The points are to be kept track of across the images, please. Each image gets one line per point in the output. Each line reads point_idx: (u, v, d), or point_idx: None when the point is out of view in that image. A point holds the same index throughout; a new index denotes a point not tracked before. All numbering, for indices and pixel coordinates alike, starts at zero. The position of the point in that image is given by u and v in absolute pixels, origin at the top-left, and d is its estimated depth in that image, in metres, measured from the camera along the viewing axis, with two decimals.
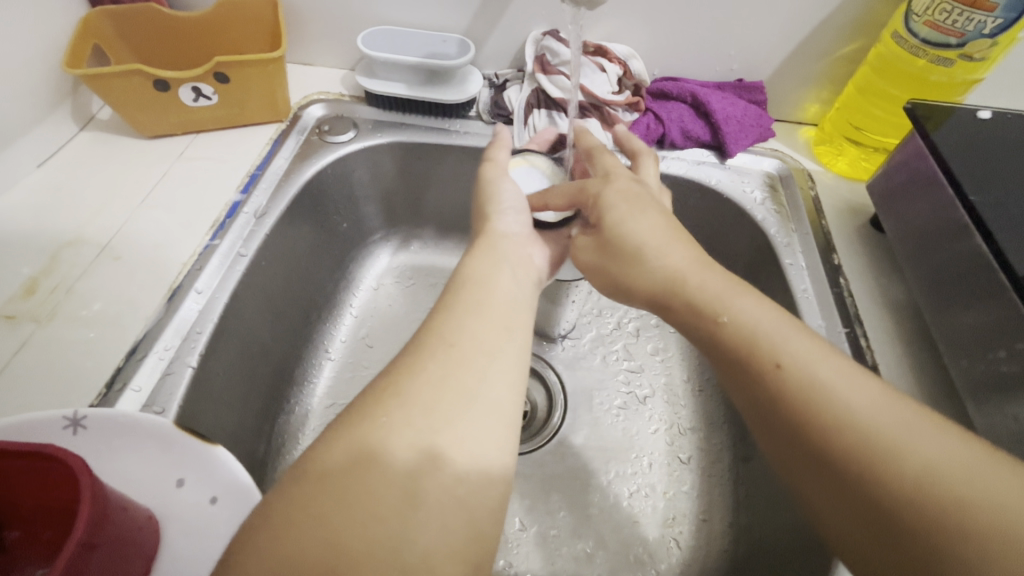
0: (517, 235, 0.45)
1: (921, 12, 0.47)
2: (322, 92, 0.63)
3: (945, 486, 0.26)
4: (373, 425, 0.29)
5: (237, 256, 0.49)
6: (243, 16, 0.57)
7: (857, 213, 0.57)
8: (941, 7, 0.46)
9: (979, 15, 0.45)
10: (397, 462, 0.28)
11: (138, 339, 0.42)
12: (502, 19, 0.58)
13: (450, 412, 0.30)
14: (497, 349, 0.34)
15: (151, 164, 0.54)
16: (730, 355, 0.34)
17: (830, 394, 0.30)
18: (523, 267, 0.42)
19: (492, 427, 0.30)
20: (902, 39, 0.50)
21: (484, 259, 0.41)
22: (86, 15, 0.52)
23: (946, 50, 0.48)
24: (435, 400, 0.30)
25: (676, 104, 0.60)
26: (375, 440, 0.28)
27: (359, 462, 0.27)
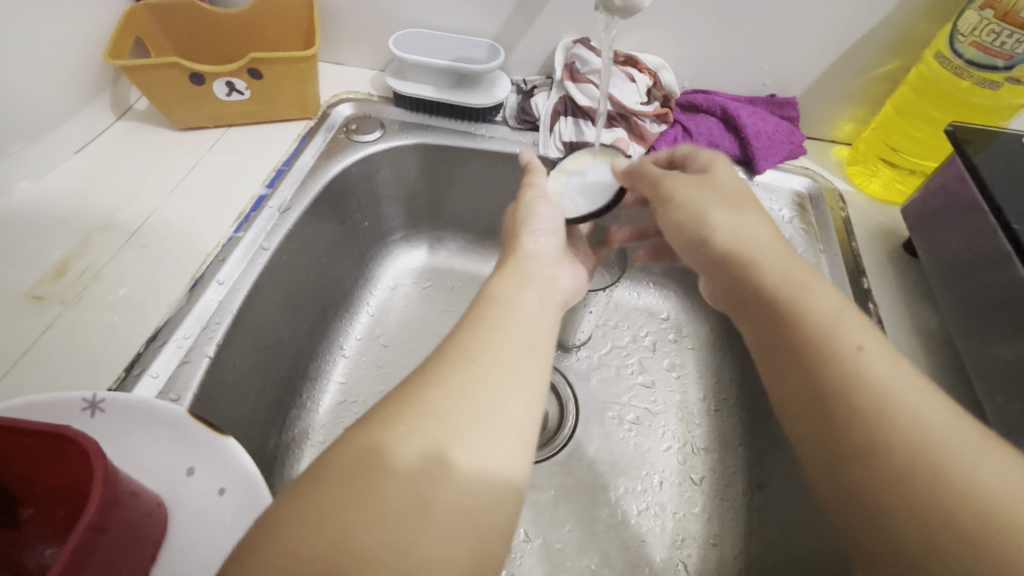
0: (546, 256, 0.44)
1: (968, 32, 0.46)
2: (351, 92, 0.64)
3: (964, 489, 0.26)
4: (388, 430, 0.29)
5: (259, 249, 0.49)
6: (279, 14, 0.58)
7: (889, 237, 0.55)
8: (990, 28, 0.44)
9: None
10: (402, 458, 0.28)
11: (159, 326, 0.43)
12: (534, 25, 0.58)
13: (458, 414, 0.30)
14: (517, 366, 0.33)
15: (183, 156, 0.55)
16: (788, 334, 0.34)
17: (864, 376, 0.30)
18: (548, 288, 0.42)
19: (498, 434, 0.30)
20: (946, 59, 0.49)
21: (510, 278, 0.40)
22: (131, 8, 0.54)
23: (993, 73, 0.47)
24: (443, 403, 0.30)
25: (705, 117, 0.59)
26: (390, 446, 0.28)
27: (367, 460, 0.27)
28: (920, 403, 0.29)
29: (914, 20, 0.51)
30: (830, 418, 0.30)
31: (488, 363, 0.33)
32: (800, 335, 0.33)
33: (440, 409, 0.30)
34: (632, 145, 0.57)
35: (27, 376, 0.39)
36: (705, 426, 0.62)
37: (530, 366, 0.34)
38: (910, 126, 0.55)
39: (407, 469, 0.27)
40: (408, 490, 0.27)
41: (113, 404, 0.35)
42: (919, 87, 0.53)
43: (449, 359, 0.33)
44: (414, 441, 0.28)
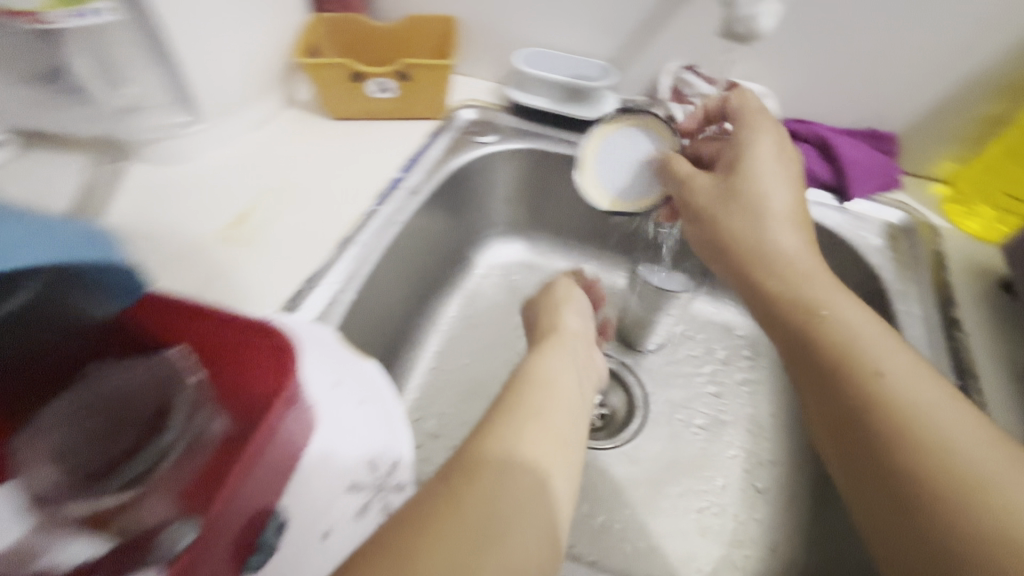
0: (579, 332, 0.52)
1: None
2: (473, 99, 0.72)
3: (988, 491, 0.33)
4: (479, 446, 0.35)
5: (391, 223, 0.58)
6: (422, 30, 0.68)
7: (984, 274, 0.55)
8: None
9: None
10: (493, 457, 0.34)
11: (313, 272, 0.51)
12: (646, 50, 0.65)
13: (539, 438, 0.36)
14: (564, 435, 0.38)
15: (334, 141, 0.65)
16: (833, 364, 0.40)
17: (892, 398, 0.37)
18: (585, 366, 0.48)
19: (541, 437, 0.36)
20: None
21: (554, 361, 0.45)
22: (311, 17, 0.66)
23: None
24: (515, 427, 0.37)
25: (803, 144, 0.62)
26: (490, 451, 0.34)
27: (474, 471, 0.33)
28: (943, 411, 0.37)
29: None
30: (868, 432, 0.37)
31: (566, 439, 0.38)
32: (848, 363, 0.40)
33: (514, 419, 0.37)
34: None
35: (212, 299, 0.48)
36: (773, 440, 0.63)
37: (577, 430, 0.39)
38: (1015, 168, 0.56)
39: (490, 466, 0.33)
40: (477, 490, 0.32)
41: (201, 326, 0.36)
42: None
43: (492, 422, 0.37)
44: (513, 448, 0.35)
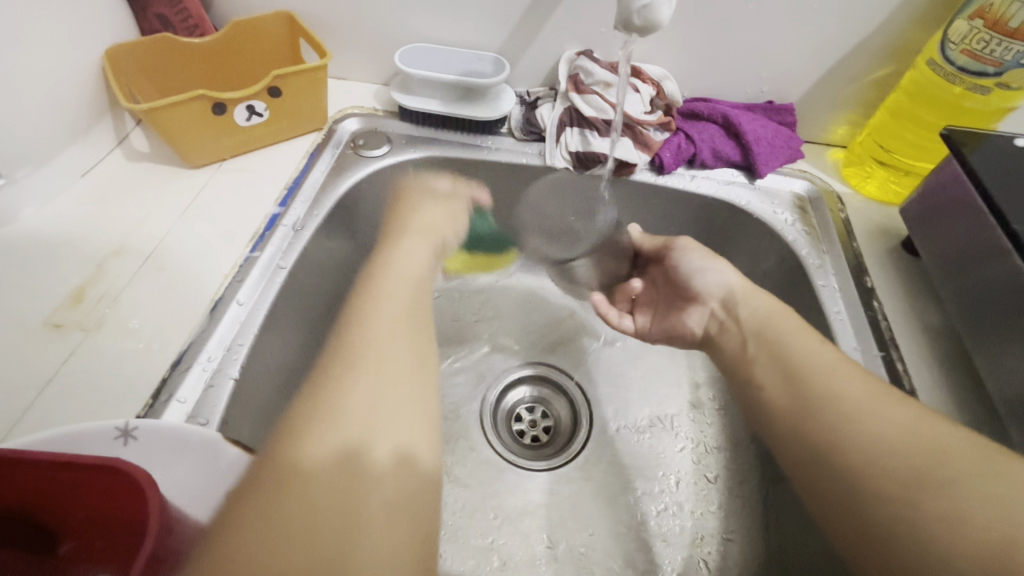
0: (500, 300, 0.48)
1: (959, 41, 0.48)
2: (356, 106, 0.64)
3: (944, 461, 0.32)
4: (300, 440, 0.32)
5: (276, 268, 0.49)
6: (264, 33, 0.59)
7: (888, 235, 0.57)
8: (980, 36, 0.47)
9: (1018, 46, 0.46)
10: (306, 459, 0.32)
11: (184, 349, 0.43)
12: (538, 38, 0.59)
13: (383, 373, 0.37)
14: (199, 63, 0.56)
15: (191, 176, 0.55)
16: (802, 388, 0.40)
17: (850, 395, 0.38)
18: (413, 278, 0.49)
19: (409, 416, 0.36)
20: (937, 66, 0.51)
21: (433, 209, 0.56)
22: (108, 49, 0.52)
23: (983, 78, 0.49)
24: (332, 409, 0.34)
25: (707, 124, 0.60)
26: (308, 456, 0.32)
27: (284, 472, 0.31)
28: (878, 389, 0.38)
29: (910, 26, 0.53)
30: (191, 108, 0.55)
31: None
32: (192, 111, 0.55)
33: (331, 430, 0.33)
34: (638, 153, 0.58)
35: (53, 406, 0.39)
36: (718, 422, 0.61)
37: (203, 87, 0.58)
38: (905, 128, 0.57)
39: (303, 473, 0.31)
40: (287, 493, 0.30)
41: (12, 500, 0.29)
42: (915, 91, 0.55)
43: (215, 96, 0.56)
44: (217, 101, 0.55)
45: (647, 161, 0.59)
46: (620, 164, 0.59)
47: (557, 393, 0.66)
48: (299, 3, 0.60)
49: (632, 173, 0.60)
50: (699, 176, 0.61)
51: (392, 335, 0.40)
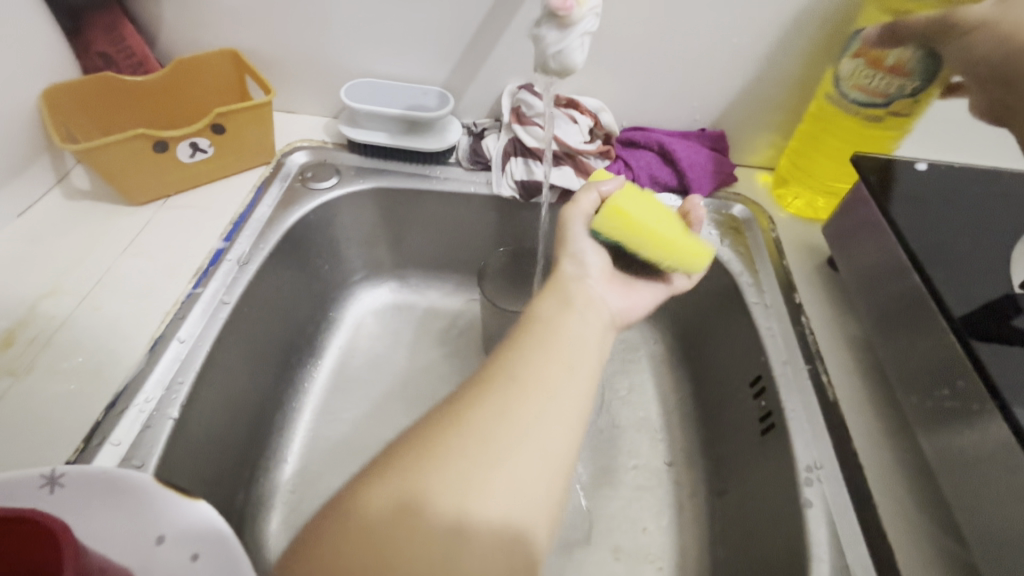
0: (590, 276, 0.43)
1: (847, 78, 0.53)
2: (305, 140, 0.65)
3: None
4: (385, 478, 0.31)
5: (219, 304, 0.49)
6: (209, 72, 0.60)
7: (814, 253, 0.60)
8: (864, 73, 0.52)
9: (898, 81, 0.51)
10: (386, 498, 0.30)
11: (121, 389, 0.42)
12: (481, 73, 0.62)
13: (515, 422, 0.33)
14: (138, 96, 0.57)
15: (134, 213, 0.55)
16: None
17: None
18: (590, 311, 0.40)
19: (539, 468, 0.32)
20: (836, 99, 0.56)
21: (551, 300, 0.40)
22: (46, 90, 0.52)
23: (874, 109, 0.54)
24: (456, 445, 0.31)
25: (644, 152, 0.63)
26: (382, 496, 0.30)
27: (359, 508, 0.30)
28: None
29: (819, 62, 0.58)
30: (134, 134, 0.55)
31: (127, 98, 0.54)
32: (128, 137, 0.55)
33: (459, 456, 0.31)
34: (579, 181, 0.61)
35: None
36: (669, 438, 0.63)
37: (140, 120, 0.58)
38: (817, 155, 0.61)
39: (377, 512, 0.29)
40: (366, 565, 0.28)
41: None
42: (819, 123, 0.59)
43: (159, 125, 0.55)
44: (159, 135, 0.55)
45: None
46: (563, 191, 0.61)
47: None
48: (245, 41, 0.61)
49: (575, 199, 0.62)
50: None
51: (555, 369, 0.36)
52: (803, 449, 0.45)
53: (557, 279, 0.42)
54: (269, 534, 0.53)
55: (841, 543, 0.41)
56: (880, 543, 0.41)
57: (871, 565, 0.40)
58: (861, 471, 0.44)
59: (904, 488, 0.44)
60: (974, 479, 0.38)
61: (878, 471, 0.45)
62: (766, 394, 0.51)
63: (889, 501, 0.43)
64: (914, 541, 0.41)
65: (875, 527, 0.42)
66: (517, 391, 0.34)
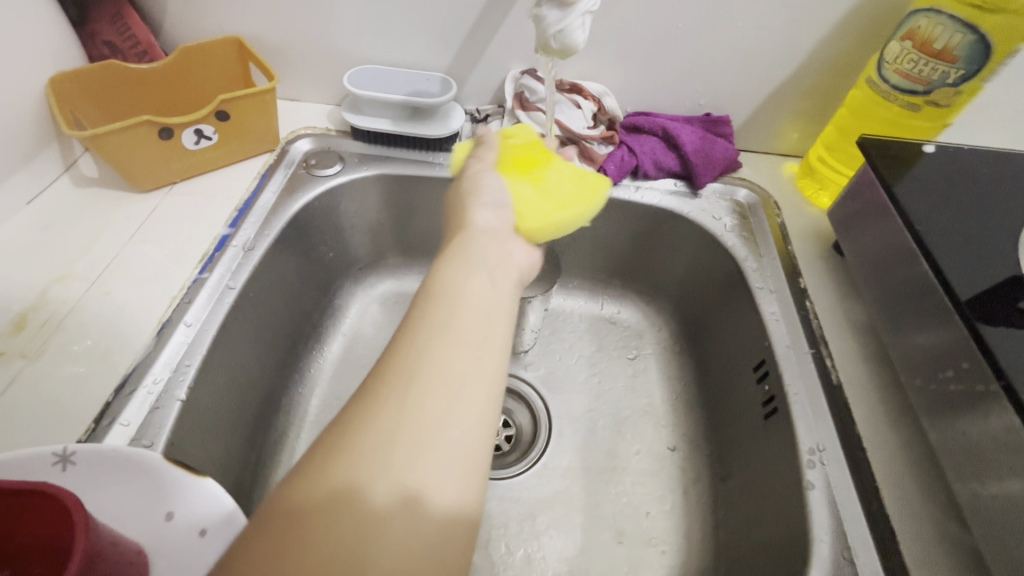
0: (495, 230, 0.43)
1: (892, 61, 0.52)
2: (308, 127, 0.65)
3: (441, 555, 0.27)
4: (336, 459, 0.28)
5: (225, 289, 0.50)
6: (211, 61, 0.60)
7: (821, 238, 0.60)
8: (909, 56, 0.51)
9: (943, 65, 0.50)
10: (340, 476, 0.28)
11: (128, 372, 0.43)
12: (484, 58, 0.62)
13: (449, 364, 0.32)
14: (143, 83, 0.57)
15: (140, 200, 0.56)
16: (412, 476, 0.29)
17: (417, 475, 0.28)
18: (500, 268, 0.40)
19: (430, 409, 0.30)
20: (875, 84, 0.55)
21: (456, 264, 0.38)
22: (52, 78, 0.53)
23: (915, 97, 0.53)
24: (391, 404, 0.30)
25: (648, 137, 0.63)
26: (344, 474, 0.28)
27: (328, 491, 0.27)
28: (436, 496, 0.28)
29: (825, 42, 0.57)
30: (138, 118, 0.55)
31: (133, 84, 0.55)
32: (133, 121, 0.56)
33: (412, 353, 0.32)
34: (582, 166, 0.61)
35: None
36: (673, 423, 0.63)
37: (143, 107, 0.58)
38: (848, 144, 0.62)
39: (340, 488, 0.27)
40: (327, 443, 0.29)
41: None
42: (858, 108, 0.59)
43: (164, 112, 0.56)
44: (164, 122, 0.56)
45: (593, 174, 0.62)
46: None
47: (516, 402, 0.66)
48: (248, 28, 0.61)
49: None
50: (643, 187, 0.63)
51: (471, 311, 0.35)
52: (807, 431, 0.45)
53: (464, 233, 0.42)
54: None
55: (842, 524, 0.41)
56: (883, 526, 0.41)
57: (873, 547, 0.40)
58: (864, 454, 0.44)
59: (909, 473, 0.43)
60: (977, 463, 0.38)
61: (883, 454, 0.45)
62: (770, 378, 0.51)
63: (893, 486, 0.43)
64: (921, 527, 0.41)
65: (877, 511, 0.41)
66: (479, 269, 0.38)
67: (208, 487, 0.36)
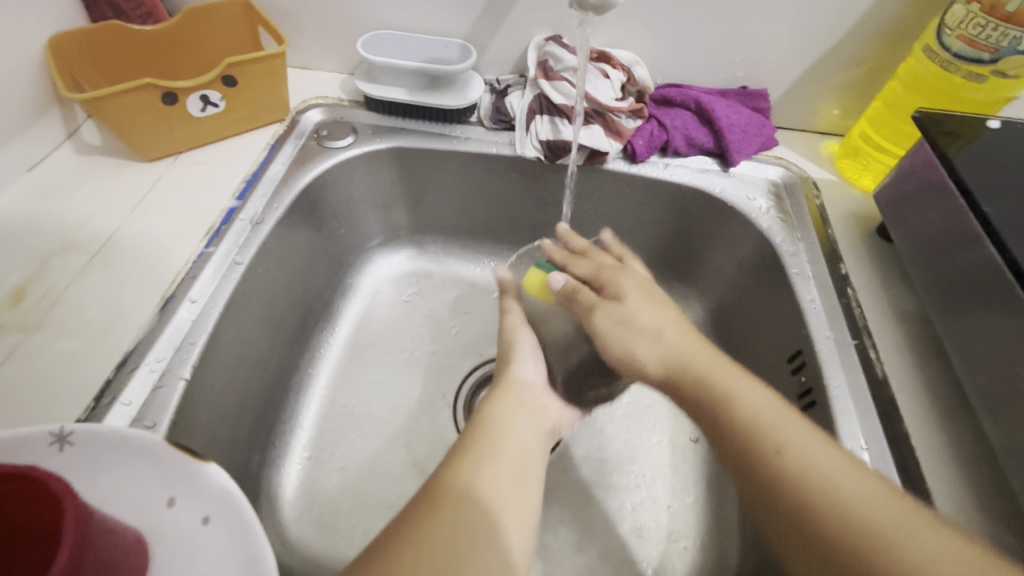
0: (534, 384, 0.46)
1: (955, 26, 0.47)
2: (320, 96, 0.62)
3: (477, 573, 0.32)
4: (453, 478, 0.36)
5: (232, 264, 0.47)
6: (218, 24, 0.57)
7: (864, 221, 0.56)
8: (975, 21, 0.46)
9: (1015, 31, 0.45)
10: (459, 484, 0.36)
11: (130, 350, 0.41)
12: (505, 23, 0.58)
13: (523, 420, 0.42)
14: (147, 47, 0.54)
15: (144, 169, 0.53)
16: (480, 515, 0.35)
17: (478, 494, 0.36)
18: (539, 416, 0.44)
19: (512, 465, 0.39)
20: (934, 52, 0.50)
21: (506, 403, 0.43)
22: (52, 38, 0.50)
23: (978, 66, 0.49)
24: (494, 450, 0.39)
25: (679, 111, 0.59)
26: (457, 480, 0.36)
27: (441, 493, 0.35)
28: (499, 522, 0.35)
29: (879, 6, 0.52)
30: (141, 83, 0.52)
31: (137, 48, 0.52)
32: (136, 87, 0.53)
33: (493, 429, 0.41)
34: (609, 141, 0.57)
35: None
36: None
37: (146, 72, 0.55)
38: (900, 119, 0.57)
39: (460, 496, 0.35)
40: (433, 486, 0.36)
41: None
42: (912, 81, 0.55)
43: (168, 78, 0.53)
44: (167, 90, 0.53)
45: (619, 150, 0.58)
46: (592, 152, 0.57)
47: None
48: None
49: (603, 162, 0.58)
50: (673, 164, 0.59)
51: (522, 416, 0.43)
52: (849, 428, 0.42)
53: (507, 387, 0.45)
54: (286, 498, 0.52)
55: None
56: None
57: None
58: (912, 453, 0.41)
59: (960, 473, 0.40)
60: None
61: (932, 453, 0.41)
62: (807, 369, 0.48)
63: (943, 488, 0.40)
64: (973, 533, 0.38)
65: None
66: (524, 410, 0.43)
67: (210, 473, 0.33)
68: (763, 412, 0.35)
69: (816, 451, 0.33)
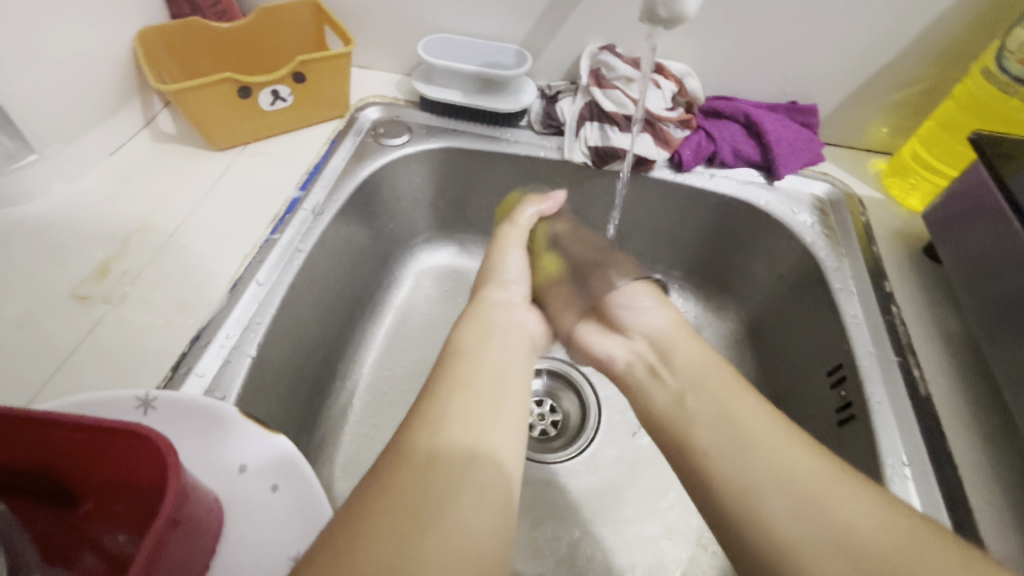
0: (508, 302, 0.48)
1: (1015, 50, 0.47)
2: (377, 95, 0.65)
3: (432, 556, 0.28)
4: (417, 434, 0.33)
5: (295, 251, 0.50)
6: (288, 25, 0.60)
7: (909, 241, 0.56)
8: None
9: None
10: (426, 445, 0.33)
11: (203, 325, 0.43)
12: (561, 31, 0.60)
13: (489, 391, 0.37)
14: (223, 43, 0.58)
15: (215, 159, 0.56)
16: (436, 486, 0.31)
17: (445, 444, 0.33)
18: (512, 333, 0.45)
19: (474, 393, 0.37)
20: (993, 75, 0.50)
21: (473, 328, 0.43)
22: (140, 32, 0.53)
23: None
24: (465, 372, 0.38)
25: (728, 123, 0.60)
26: (417, 448, 0.33)
27: (396, 474, 0.31)
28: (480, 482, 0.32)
29: (937, 27, 0.53)
30: None
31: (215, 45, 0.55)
32: None
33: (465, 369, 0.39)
34: (657, 150, 0.58)
35: (78, 373, 0.40)
36: None
37: None
38: (952, 140, 0.57)
39: (416, 463, 0.31)
40: (393, 465, 0.32)
41: (44, 455, 0.29)
42: (968, 103, 0.55)
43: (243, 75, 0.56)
44: None
45: (666, 158, 0.59)
46: (639, 159, 0.59)
47: (567, 390, 0.64)
48: None
49: (650, 169, 0.60)
50: (718, 175, 0.60)
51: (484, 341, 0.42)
52: (890, 441, 0.43)
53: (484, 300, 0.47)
54: (330, 478, 0.55)
55: None
56: (972, 544, 0.38)
57: None
58: (953, 469, 0.41)
59: (1003, 493, 0.40)
60: None
61: (975, 474, 0.41)
62: (847, 384, 0.48)
63: (985, 505, 0.40)
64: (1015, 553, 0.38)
65: (967, 532, 0.39)
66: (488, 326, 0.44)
67: (280, 446, 0.36)
68: (768, 441, 0.36)
69: (778, 446, 0.36)
